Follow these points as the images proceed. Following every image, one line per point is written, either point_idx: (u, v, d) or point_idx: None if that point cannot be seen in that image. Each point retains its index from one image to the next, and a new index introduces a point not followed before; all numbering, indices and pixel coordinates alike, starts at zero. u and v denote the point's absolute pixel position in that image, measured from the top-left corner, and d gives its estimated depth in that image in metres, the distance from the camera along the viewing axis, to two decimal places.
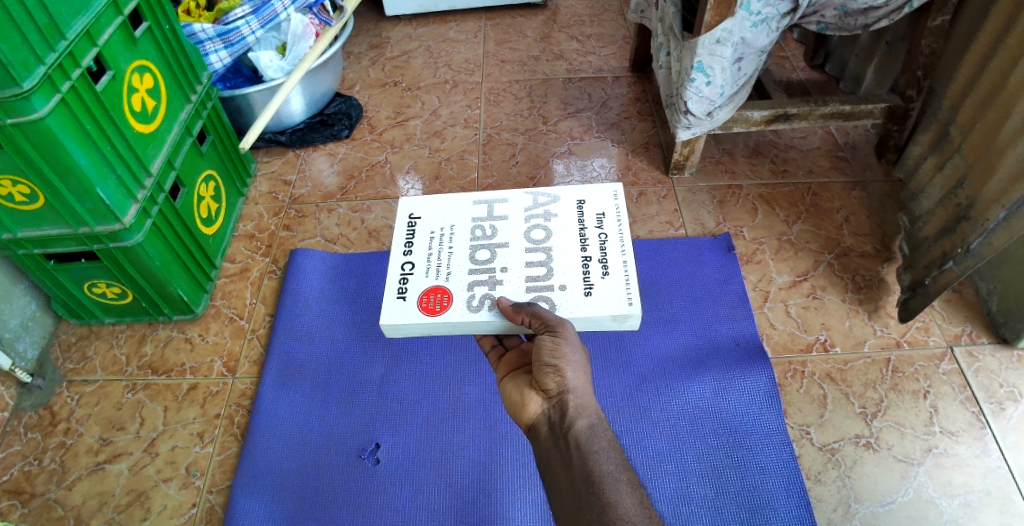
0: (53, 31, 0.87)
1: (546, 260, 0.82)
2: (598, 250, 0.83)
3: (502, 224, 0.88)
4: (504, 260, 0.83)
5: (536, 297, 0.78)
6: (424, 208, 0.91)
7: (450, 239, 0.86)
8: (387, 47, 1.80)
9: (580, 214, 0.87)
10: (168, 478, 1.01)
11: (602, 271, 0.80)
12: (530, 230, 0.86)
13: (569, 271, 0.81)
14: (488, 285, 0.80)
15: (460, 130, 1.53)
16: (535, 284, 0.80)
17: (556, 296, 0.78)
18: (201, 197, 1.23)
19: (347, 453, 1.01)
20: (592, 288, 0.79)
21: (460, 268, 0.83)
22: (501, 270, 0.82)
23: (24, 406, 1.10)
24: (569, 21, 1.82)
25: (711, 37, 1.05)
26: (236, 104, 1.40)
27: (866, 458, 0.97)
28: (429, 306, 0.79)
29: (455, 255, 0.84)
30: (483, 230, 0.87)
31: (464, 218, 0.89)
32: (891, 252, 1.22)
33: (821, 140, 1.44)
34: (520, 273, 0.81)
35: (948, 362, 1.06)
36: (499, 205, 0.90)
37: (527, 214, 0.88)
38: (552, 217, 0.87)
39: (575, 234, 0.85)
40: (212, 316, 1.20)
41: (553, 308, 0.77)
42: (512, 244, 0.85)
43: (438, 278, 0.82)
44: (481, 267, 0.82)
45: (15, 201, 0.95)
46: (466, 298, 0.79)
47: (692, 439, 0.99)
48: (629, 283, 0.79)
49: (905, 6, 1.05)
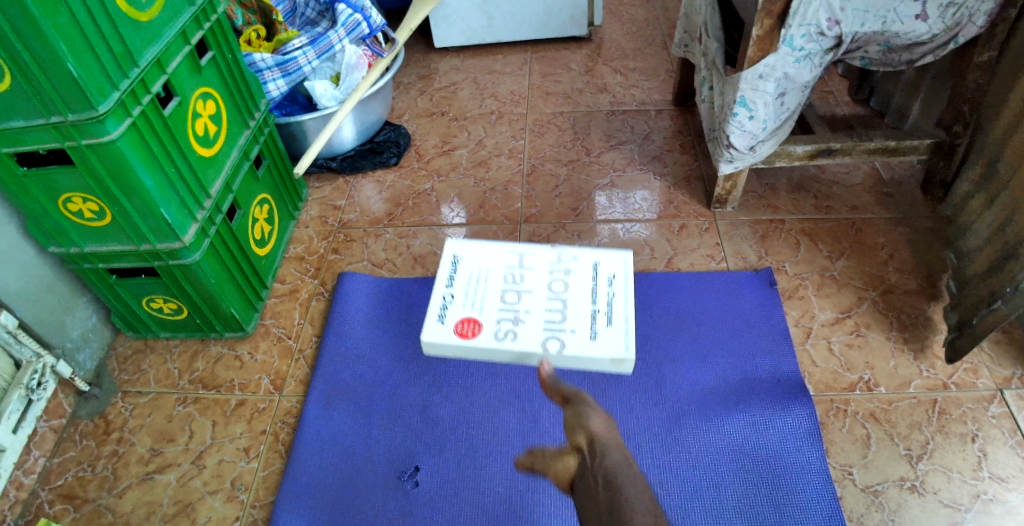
0: (127, 60, 0.93)
1: (566, 310, 0.81)
2: (610, 303, 0.82)
3: (532, 270, 0.89)
4: (531, 304, 0.83)
5: (547, 341, 0.77)
6: (463, 249, 0.93)
7: (487, 276, 0.88)
8: (435, 78, 1.86)
9: (597, 267, 0.87)
10: (214, 490, 1.04)
11: (608, 323, 0.79)
12: (555, 278, 0.87)
13: (583, 321, 0.79)
14: (515, 324, 0.80)
15: (505, 160, 1.56)
16: (553, 329, 0.79)
17: (568, 342, 0.77)
18: (255, 219, 1.28)
19: (386, 474, 1.02)
20: (598, 336, 0.77)
21: (493, 302, 0.83)
22: (524, 311, 0.81)
23: (80, 414, 1.15)
24: (613, 54, 1.85)
25: (755, 72, 1.07)
26: (290, 131, 1.47)
27: (911, 501, 0.95)
28: (465, 331, 0.79)
29: (490, 290, 0.85)
30: (515, 273, 0.88)
31: (500, 261, 0.91)
32: (937, 290, 1.20)
33: (865, 176, 1.43)
34: (542, 318, 0.81)
35: (997, 405, 1.04)
36: (529, 254, 0.92)
37: (554, 263, 0.89)
38: (574, 270, 0.87)
39: (591, 286, 0.85)
40: (261, 334, 1.25)
41: (564, 354, 0.76)
42: (538, 289, 0.85)
43: (474, 309, 0.82)
44: (511, 305, 0.83)
45: (84, 218, 1.01)
46: (496, 331, 0.79)
47: (729, 475, 0.98)
48: (628, 334, 0.77)
49: (951, 41, 1.05)
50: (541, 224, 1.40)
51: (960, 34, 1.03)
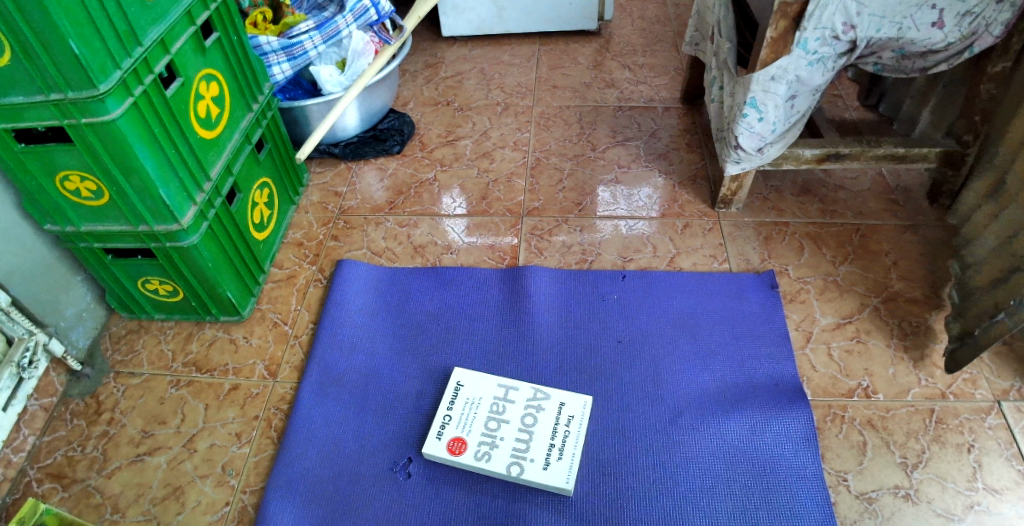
0: (131, 39, 0.91)
1: (531, 442, 0.99)
2: (561, 450, 0.98)
3: (513, 412, 1.03)
4: (506, 433, 1.00)
5: (510, 465, 0.97)
6: (469, 378, 1.07)
7: (477, 408, 1.04)
8: (442, 67, 1.84)
9: (563, 421, 1.01)
10: (205, 475, 1.03)
11: (557, 456, 0.97)
12: (529, 422, 1.01)
13: (542, 452, 0.98)
14: (492, 443, 1.00)
15: (510, 152, 1.55)
16: (521, 444, 0.99)
17: (529, 457, 0.97)
18: (255, 203, 1.27)
19: (378, 465, 1.01)
20: (549, 464, 0.97)
21: (480, 429, 1.01)
22: (499, 438, 1.00)
23: (72, 393, 1.15)
24: (622, 50, 1.83)
25: (766, 74, 1.06)
26: (293, 115, 1.45)
27: (905, 510, 0.94)
28: (455, 448, 1.00)
29: (477, 418, 1.02)
30: (500, 409, 1.03)
31: (490, 397, 1.05)
32: (940, 299, 1.19)
33: (872, 182, 1.42)
34: (512, 440, 1.00)
35: (994, 416, 1.03)
36: (514, 398, 1.04)
37: (530, 408, 1.03)
38: (544, 420, 1.01)
39: (552, 436, 1.00)
40: (257, 319, 1.23)
41: (522, 470, 0.96)
42: (512, 431, 1.00)
43: (463, 431, 1.01)
44: (491, 434, 1.01)
45: (81, 197, 1.00)
46: (477, 449, 0.99)
47: (724, 477, 0.97)
48: (571, 464, 0.96)
49: (965, 51, 1.04)
50: (544, 218, 1.39)
51: (975, 44, 1.02)
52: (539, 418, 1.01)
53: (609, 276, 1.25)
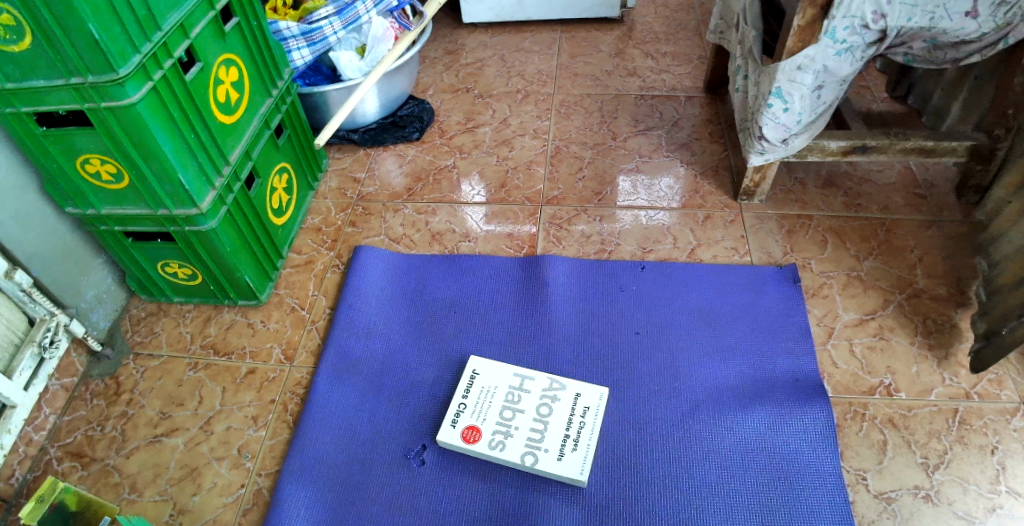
0: (150, 23, 0.91)
1: (546, 432, 0.98)
2: (576, 441, 0.97)
3: (528, 402, 1.02)
4: (521, 422, 1.00)
5: (525, 455, 0.96)
6: (485, 367, 1.07)
7: (492, 396, 1.03)
8: (462, 54, 1.83)
9: (579, 412, 1.00)
10: (220, 457, 1.04)
11: (572, 447, 0.97)
12: (544, 412, 1.00)
13: (557, 442, 0.97)
14: (507, 432, 0.99)
15: (529, 140, 1.54)
16: (536, 433, 0.98)
17: (543, 446, 0.97)
18: (274, 188, 1.27)
19: (392, 452, 1.01)
20: (563, 455, 0.96)
21: (495, 418, 1.01)
22: (514, 427, 0.99)
23: (92, 374, 1.16)
24: (645, 38, 1.81)
25: (792, 63, 1.03)
26: (313, 101, 1.45)
27: (924, 511, 0.92)
28: (469, 436, 0.99)
29: (492, 407, 1.02)
30: (515, 399, 1.02)
31: (505, 386, 1.04)
32: (967, 297, 1.16)
33: (899, 175, 1.38)
34: (527, 430, 0.99)
35: (1021, 418, 1.00)
36: (529, 388, 1.03)
37: (545, 398, 1.02)
38: (560, 410, 1.00)
39: (567, 427, 0.99)
40: (274, 304, 1.24)
41: (536, 460, 0.96)
42: (527, 421, 1.00)
43: (477, 420, 1.01)
44: (506, 423, 1.00)
45: (102, 181, 1.00)
46: (491, 438, 0.99)
47: (742, 474, 0.95)
48: (586, 455, 0.95)
49: (1000, 42, 1.01)
50: (563, 207, 1.37)
51: (1011, 34, 0.99)
52: (554, 408, 1.01)
53: (627, 267, 1.24)
